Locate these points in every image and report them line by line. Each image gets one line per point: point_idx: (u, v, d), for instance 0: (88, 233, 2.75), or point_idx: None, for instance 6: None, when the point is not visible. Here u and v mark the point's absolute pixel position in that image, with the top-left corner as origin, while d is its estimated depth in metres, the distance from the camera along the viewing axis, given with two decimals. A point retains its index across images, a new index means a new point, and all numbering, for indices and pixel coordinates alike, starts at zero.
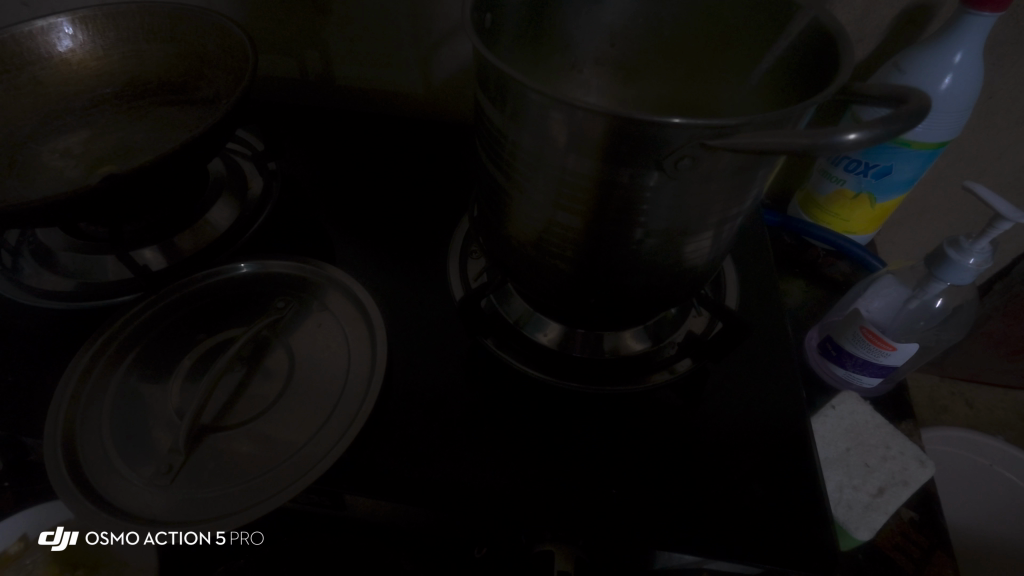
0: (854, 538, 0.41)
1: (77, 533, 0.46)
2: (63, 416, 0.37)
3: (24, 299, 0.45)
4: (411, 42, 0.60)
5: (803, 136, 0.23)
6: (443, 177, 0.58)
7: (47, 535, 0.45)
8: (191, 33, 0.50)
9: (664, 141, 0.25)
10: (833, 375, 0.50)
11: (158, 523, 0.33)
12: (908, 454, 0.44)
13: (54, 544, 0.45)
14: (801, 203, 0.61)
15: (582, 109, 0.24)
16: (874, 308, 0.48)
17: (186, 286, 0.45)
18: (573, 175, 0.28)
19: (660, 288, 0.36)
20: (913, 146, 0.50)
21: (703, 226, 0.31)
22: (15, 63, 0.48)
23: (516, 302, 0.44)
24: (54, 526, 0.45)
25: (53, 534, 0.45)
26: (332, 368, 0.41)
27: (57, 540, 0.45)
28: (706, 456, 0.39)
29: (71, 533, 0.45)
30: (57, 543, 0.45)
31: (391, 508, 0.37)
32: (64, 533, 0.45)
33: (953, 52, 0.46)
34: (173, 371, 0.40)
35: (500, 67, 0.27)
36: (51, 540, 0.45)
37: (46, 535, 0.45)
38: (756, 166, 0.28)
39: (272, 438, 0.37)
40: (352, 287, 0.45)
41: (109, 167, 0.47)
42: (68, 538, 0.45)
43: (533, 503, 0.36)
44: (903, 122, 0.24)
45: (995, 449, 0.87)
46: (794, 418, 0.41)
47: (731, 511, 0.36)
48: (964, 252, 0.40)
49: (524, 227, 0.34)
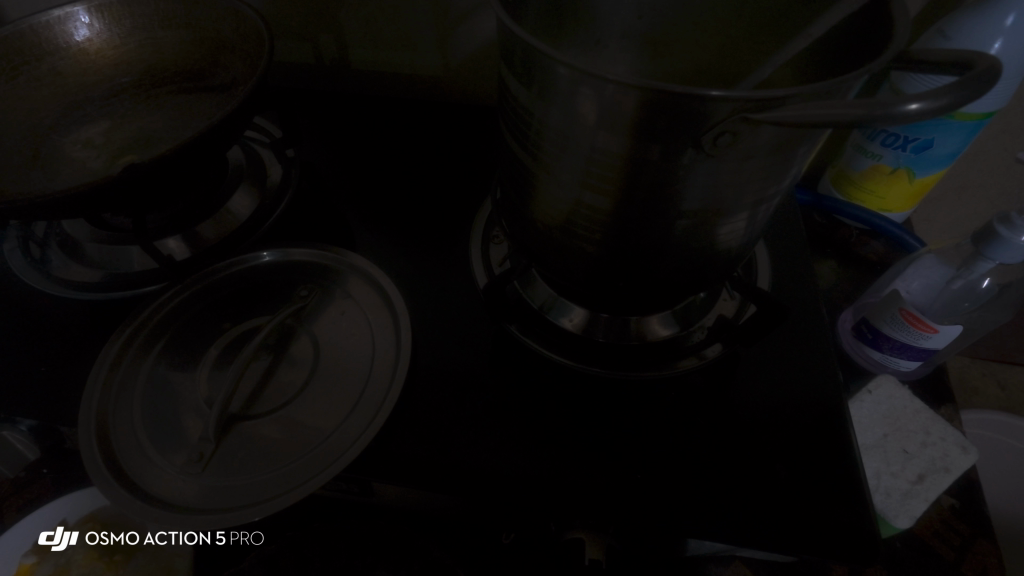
0: (894, 527, 0.40)
1: (77, 533, 0.45)
2: (96, 404, 0.37)
3: (55, 290, 0.45)
4: (427, 22, 0.58)
5: (855, 106, 0.21)
6: (462, 161, 0.57)
7: (47, 536, 0.45)
8: (206, 19, 0.49)
9: (701, 116, 0.23)
10: (868, 359, 0.48)
11: (194, 510, 0.34)
12: (950, 440, 0.42)
13: (54, 545, 0.45)
14: (834, 179, 0.59)
15: (613, 83, 0.23)
16: (914, 289, 0.46)
17: (212, 275, 0.45)
18: (604, 154, 0.27)
19: (691, 271, 0.34)
20: (958, 118, 0.47)
21: (739, 206, 0.30)
22: (34, 54, 0.48)
23: (540, 287, 0.43)
24: (54, 526, 0.45)
25: (53, 535, 0.45)
26: (357, 356, 0.41)
27: (56, 540, 0.44)
28: (739, 444, 0.38)
29: (70, 534, 0.45)
30: (57, 543, 0.45)
31: (419, 495, 0.37)
32: (64, 533, 0.45)
33: (1004, 15, 0.43)
34: (201, 359, 0.40)
35: (527, 41, 0.25)
36: (51, 540, 0.45)
37: (46, 535, 0.45)
38: (801, 140, 0.27)
39: (299, 426, 0.37)
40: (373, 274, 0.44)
41: (130, 157, 0.47)
42: (67, 538, 0.45)
43: (563, 491, 0.35)
44: (969, 87, 0.22)
45: None
46: (830, 403, 0.39)
47: (766, 499, 0.35)
48: (1016, 228, 0.37)
49: (550, 210, 0.33)
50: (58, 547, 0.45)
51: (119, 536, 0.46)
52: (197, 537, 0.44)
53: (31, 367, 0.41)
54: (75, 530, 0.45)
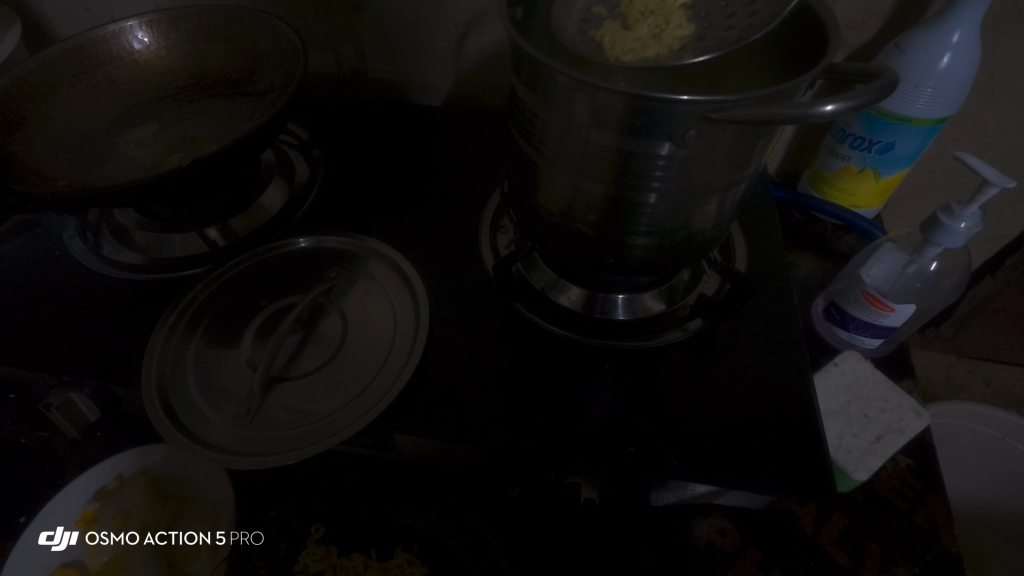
0: (852, 480, 0.45)
1: (77, 533, 0.45)
2: (155, 368, 0.43)
3: (107, 270, 0.51)
4: (440, 36, 0.64)
5: (789, 108, 0.27)
6: (471, 160, 0.63)
7: (47, 536, 0.44)
8: (244, 33, 0.56)
9: (673, 116, 0.29)
10: (837, 337, 0.54)
11: (243, 455, 0.39)
12: (905, 406, 0.47)
13: (54, 545, 0.44)
14: (810, 179, 0.65)
15: (603, 90, 0.29)
16: (875, 274, 0.51)
17: (251, 259, 0.50)
18: (596, 148, 0.33)
19: (672, 251, 0.40)
20: (914, 122, 0.53)
21: (710, 192, 0.35)
22: (93, 64, 0.54)
23: (543, 269, 0.49)
24: (54, 526, 0.44)
25: (53, 535, 0.44)
26: (381, 328, 0.46)
27: (57, 541, 0.44)
28: (716, 404, 0.43)
29: (72, 534, 0.44)
30: (57, 543, 0.44)
31: (436, 449, 0.42)
32: (64, 532, 0.44)
33: (951, 32, 0.49)
34: (244, 331, 0.46)
35: (533, 55, 0.31)
36: (51, 540, 0.44)
37: (47, 535, 0.44)
38: (757, 137, 0.33)
39: (332, 387, 0.43)
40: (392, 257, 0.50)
41: (180, 155, 0.52)
42: (68, 538, 0.44)
43: (563, 444, 0.40)
44: (877, 93, 0.28)
45: (1011, 423, 0.86)
46: (797, 370, 0.45)
47: (739, 450, 0.40)
48: (956, 217, 0.43)
49: (552, 198, 0.39)
50: (58, 547, 0.44)
51: (119, 536, 0.45)
52: (196, 537, 0.44)
53: (94, 337, 0.46)
54: (76, 530, 0.44)
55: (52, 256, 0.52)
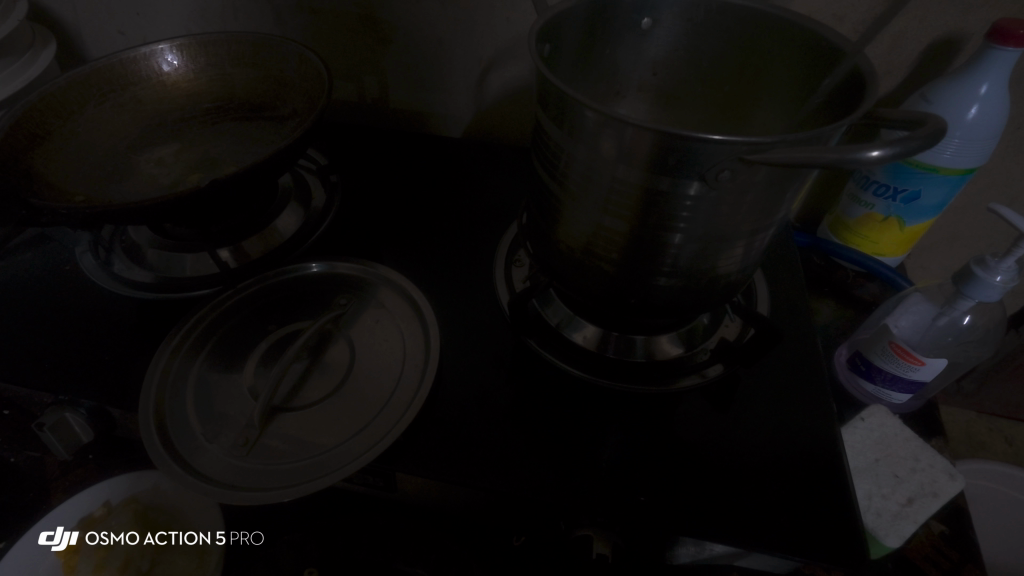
0: (884, 547, 0.42)
1: (77, 533, 0.44)
2: (155, 390, 0.41)
3: (113, 288, 0.50)
4: (463, 70, 0.65)
5: (831, 151, 0.26)
6: (490, 193, 0.63)
7: (47, 536, 0.44)
8: (272, 60, 0.57)
9: (705, 156, 0.28)
10: (863, 391, 0.51)
11: (235, 488, 0.37)
12: (938, 468, 0.45)
13: (54, 545, 0.44)
14: (832, 225, 0.64)
15: (631, 126, 0.28)
16: (903, 325, 0.50)
17: (262, 283, 0.50)
18: (622, 184, 0.32)
19: (694, 294, 0.38)
20: (942, 172, 0.52)
21: (737, 236, 0.34)
22: (121, 83, 0.56)
23: (559, 305, 0.49)
24: (54, 526, 0.44)
25: (53, 535, 0.44)
26: (389, 360, 0.45)
27: (56, 540, 0.44)
28: (737, 459, 0.40)
29: (71, 534, 0.44)
30: (56, 543, 0.44)
31: (438, 490, 0.40)
32: (64, 532, 0.44)
33: (978, 84, 0.48)
34: (248, 356, 0.44)
35: (561, 88, 0.31)
36: (51, 540, 0.44)
37: (47, 534, 0.44)
38: (790, 178, 0.31)
39: (330, 422, 0.41)
40: (395, 301, 0.49)
41: (199, 176, 0.52)
42: (67, 539, 0.44)
43: (574, 496, 0.38)
44: (921, 141, 0.27)
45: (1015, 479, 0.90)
46: (822, 424, 0.43)
47: (762, 505, 0.38)
48: (991, 270, 0.42)
49: (574, 233, 0.38)
50: (57, 547, 0.44)
51: (119, 536, 0.44)
52: (197, 537, 0.44)
53: (91, 355, 0.45)
54: (75, 530, 0.44)
55: (61, 272, 0.52)
